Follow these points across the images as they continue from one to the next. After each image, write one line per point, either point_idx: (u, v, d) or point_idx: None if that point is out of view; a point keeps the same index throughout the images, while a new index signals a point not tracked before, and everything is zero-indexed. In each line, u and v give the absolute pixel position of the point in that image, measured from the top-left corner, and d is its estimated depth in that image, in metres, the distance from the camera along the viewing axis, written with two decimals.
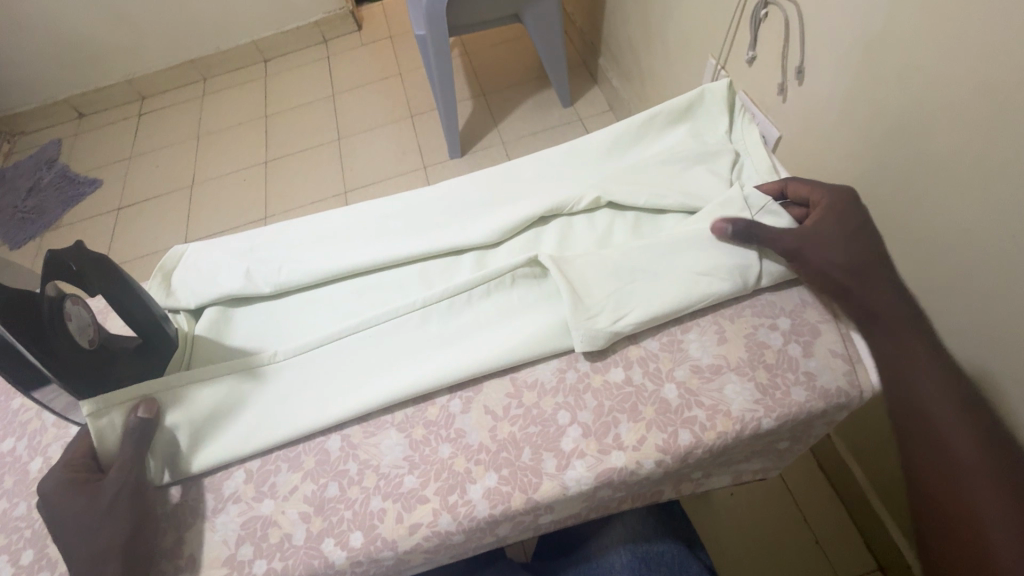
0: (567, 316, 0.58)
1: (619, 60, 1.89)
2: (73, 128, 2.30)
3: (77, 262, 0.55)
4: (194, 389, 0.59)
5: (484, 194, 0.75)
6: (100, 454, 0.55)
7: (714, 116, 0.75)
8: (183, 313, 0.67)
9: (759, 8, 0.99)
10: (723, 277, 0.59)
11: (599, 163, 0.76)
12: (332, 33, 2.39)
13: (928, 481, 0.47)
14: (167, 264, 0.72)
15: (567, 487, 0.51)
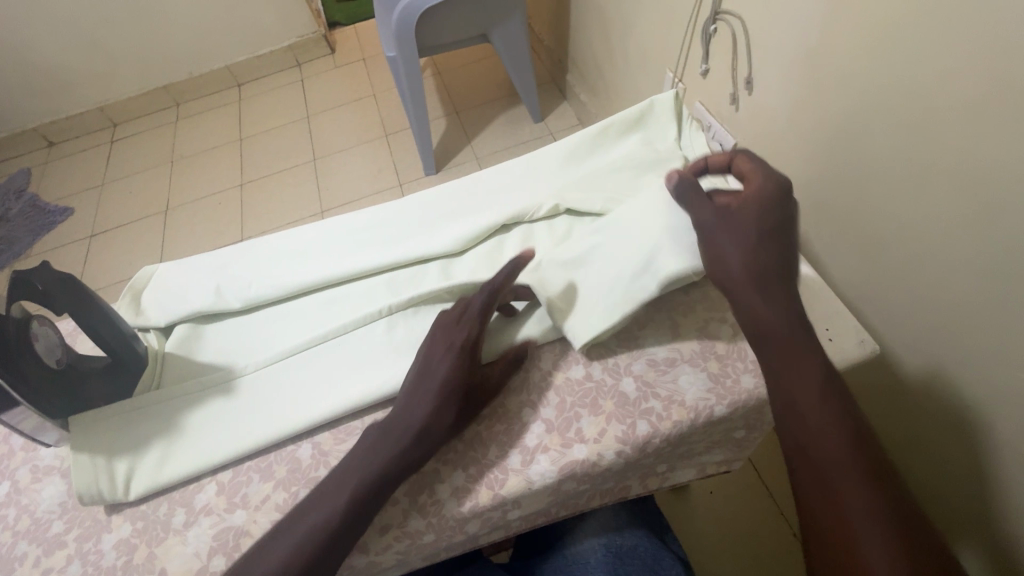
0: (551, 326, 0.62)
1: (585, 75, 1.96)
2: (43, 157, 2.28)
3: (43, 282, 0.55)
4: (170, 405, 0.61)
5: (448, 207, 0.77)
6: (78, 463, 0.56)
7: (663, 126, 0.79)
8: (153, 331, 0.68)
9: (708, 24, 1.05)
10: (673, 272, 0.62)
11: (558, 173, 0.79)
12: (306, 56, 2.42)
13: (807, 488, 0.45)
14: (138, 283, 0.73)
15: (532, 481, 0.53)
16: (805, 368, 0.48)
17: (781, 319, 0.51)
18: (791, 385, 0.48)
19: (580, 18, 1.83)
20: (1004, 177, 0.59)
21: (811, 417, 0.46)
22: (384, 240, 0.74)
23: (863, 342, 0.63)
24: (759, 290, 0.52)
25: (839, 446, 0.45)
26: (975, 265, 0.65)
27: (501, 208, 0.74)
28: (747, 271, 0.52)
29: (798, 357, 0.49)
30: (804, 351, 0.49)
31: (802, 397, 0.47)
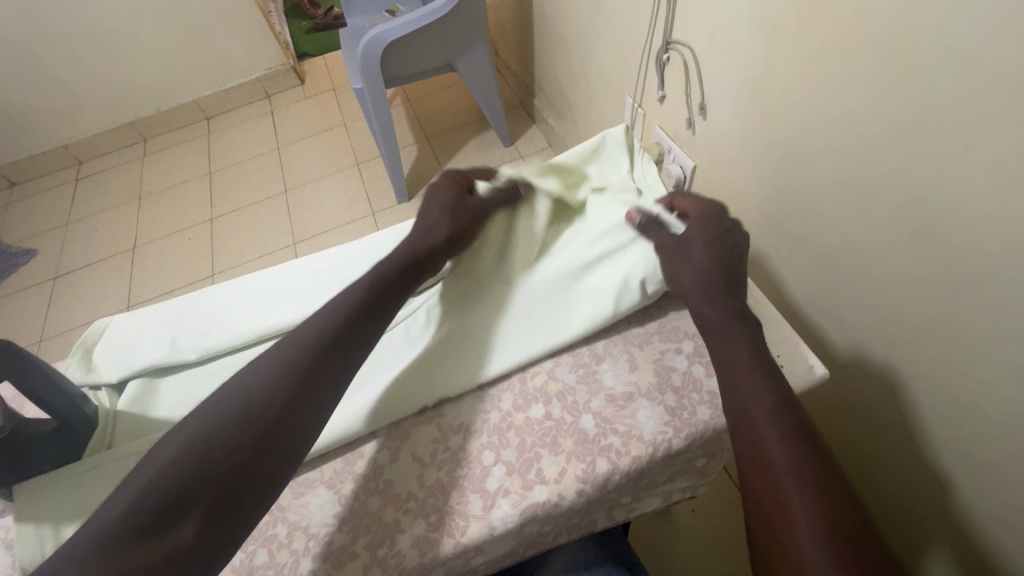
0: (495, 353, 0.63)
1: (552, 100, 2.00)
2: (5, 198, 2.23)
3: None
4: (119, 463, 0.59)
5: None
6: (23, 530, 0.54)
7: (615, 161, 0.81)
8: (104, 388, 0.67)
9: (662, 52, 1.09)
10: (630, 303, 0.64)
11: None
12: (275, 88, 2.42)
13: (744, 457, 0.47)
14: (88, 339, 0.71)
15: (493, 527, 0.52)
16: (751, 366, 0.51)
17: (728, 316, 0.56)
18: (738, 386, 0.50)
19: (544, 46, 1.87)
20: (937, 196, 0.62)
21: (755, 418, 0.48)
22: (341, 282, 0.74)
23: (812, 367, 0.64)
24: (704, 294, 0.58)
25: (778, 436, 0.46)
26: (918, 283, 0.67)
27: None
28: (697, 279, 0.59)
29: (729, 338, 0.54)
30: (737, 333, 0.54)
31: (748, 395, 0.49)
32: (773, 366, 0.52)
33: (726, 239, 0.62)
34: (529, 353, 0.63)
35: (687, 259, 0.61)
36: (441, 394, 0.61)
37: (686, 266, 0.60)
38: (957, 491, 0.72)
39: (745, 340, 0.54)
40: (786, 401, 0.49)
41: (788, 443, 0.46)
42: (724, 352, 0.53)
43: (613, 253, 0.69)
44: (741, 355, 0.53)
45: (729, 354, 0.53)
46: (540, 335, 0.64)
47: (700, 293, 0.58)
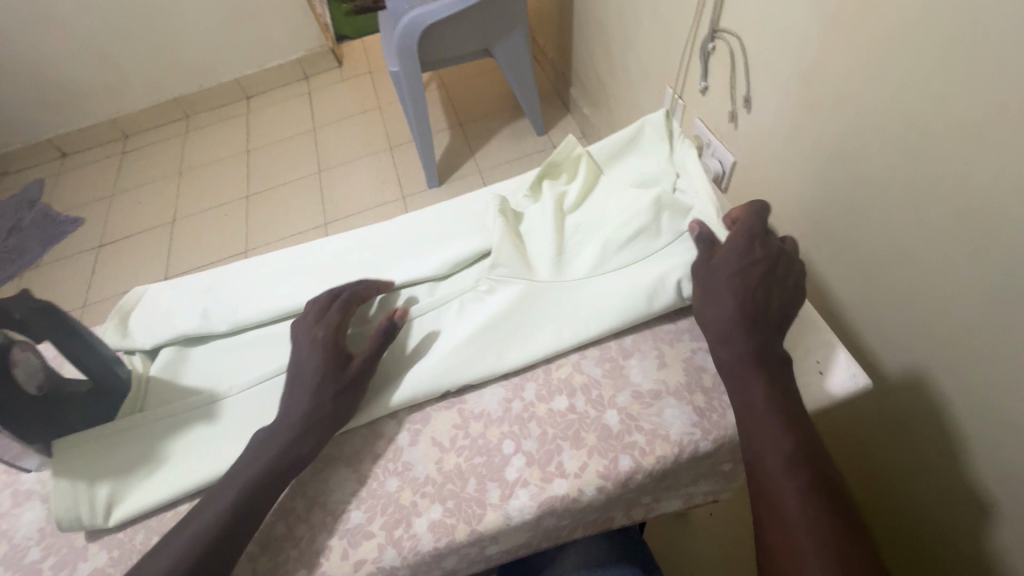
0: (517, 340, 0.62)
1: (589, 88, 1.96)
2: (56, 168, 2.32)
3: (22, 311, 0.55)
4: (152, 427, 0.61)
5: (434, 229, 0.76)
6: (58, 482, 0.56)
7: (654, 148, 0.77)
8: (138, 353, 0.68)
9: (707, 41, 1.05)
10: (664, 293, 0.62)
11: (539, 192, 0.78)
12: (313, 69, 2.45)
13: (761, 509, 0.46)
14: (125, 305, 0.73)
15: (510, 517, 0.51)
16: (768, 412, 0.48)
17: (746, 354, 0.51)
18: (755, 430, 0.48)
19: (583, 33, 1.83)
20: (998, 203, 0.57)
21: (770, 471, 0.46)
22: (368, 263, 0.73)
23: (855, 376, 0.61)
24: (724, 332, 0.53)
25: (794, 492, 0.45)
26: (973, 295, 0.63)
27: (478, 231, 0.73)
28: (724, 314, 0.54)
29: (745, 378, 0.51)
30: (754, 373, 0.51)
31: (769, 442, 0.47)
32: (794, 409, 0.49)
33: (765, 268, 0.56)
34: (556, 343, 0.61)
35: (723, 288, 0.55)
36: (464, 380, 0.60)
37: (723, 305, 0.55)
38: (1000, 518, 0.67)
39: (761, 379, 0.50)
40: (805, 448, 0.47)
41: (806, 499, 0.44)
42: (744, 395, 0.50)
43: (652, 243, 0.66)
44: (758, 400, 0.49)
45: (749, 398, 0.50)
46: (567, 325, 0.62)
47: (731, 330, 0.53)
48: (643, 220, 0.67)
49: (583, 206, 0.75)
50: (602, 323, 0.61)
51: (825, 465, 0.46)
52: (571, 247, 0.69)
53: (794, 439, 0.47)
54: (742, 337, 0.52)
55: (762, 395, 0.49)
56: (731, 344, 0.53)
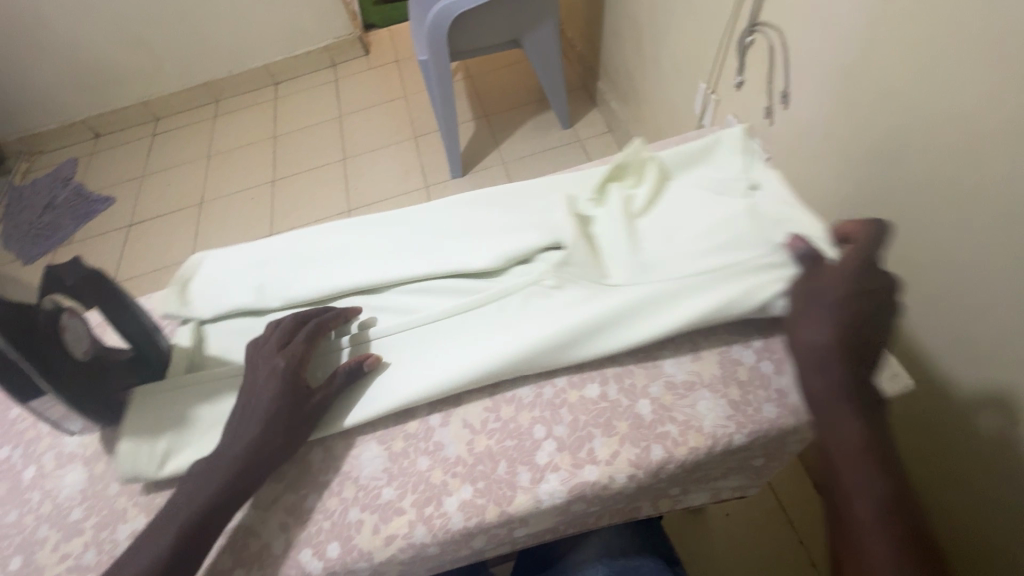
0: (582, 345, 0.57)
1: (617, 82, 1.94)
2: (89, 148, 2.38)
3: (73, 278, 0.56)
4: (208, 389, 0.62)
5: (490, 215, 0.70)
6: (127, 429, 0.59)
7: (733, 152, 0.70)
8: (196, 322, 0.68)
9: (745, 34, 1.03)
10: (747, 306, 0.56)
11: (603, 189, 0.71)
12: (340, 57, 2.47)
13: (845, 558, 0.43)
14: (186, 272, 0.73)
15: (540, 501, 0.52)
16: (861, 455, 0.44)
17: (839, 388, 0.47)
18: (845, 474, 0.44)
19: (613, 26, 1.81)
20: None
21: (861, 521, 0.42)
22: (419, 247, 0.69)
23: (896, 375, 0.58)
24: (816, 361, 0.48)
25: (887, 548, 0.41)
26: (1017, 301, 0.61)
27: (539, 222, 0.66)
28: (817, 342, 0.49)
29: (837, 415, 0.46)
30: (847, 410, 0.46)
31: (859, 487, 0.44)
32: (888, 454, 0.45)
33: (872, 297, 0.50)
34: (624, 349, 0.57)
35: (826, 312, 0.49)
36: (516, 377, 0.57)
37: (818, 332, 0.49)
38: None
39: (856, 417, 0.46)
40: (898, 498, 0.43)
41: (899, 553, 0.41)
42: (831, 432, 0.46)
43: (740, 253, 0.59)
44: (850, 441, 0.45)
45: (837, 435, 0.46)
46: (638, 332, 0.57)
47: (827, 361, 0.48)
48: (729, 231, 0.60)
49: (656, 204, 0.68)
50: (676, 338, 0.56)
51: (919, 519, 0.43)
52: (645, 251, 0.62)
53: (887, 486, 0.43)
54: (836, 370, 0.47)
55: (854, 436, 0.45)
56: (824, 375, 0.48)
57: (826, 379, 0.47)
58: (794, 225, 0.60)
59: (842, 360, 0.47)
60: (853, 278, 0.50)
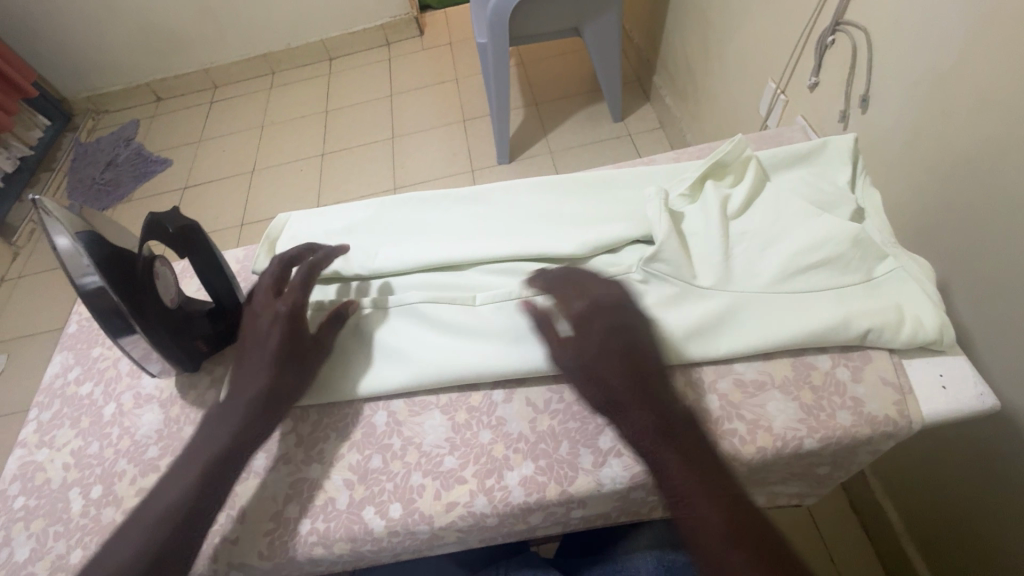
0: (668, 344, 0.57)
1: (674, 77, 1.90)
2: (152, 110, 2.47)
3: (174, 227, 0.57)
4: None
5: (582, 205, 0.71)
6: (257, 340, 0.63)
7: (833, 167, 0.68)
8: None
9: (826, 34, 0.98)
10: (843, 324, 0.55)
11: (698, 184, 0.69)
12: (395, 37, 2.49)
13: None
14: (273, 233, 0.75)
15: (601, 483, 0.52)
16: (695, 475, 0.45)
17: (651, 422, 0.49)
18: (682, 498, 0.45)
19: (678, 19, 1.76)
20: None
21: (712, 535, 0.42)
22: (508, 228, 0.70)
23: (982, 395, 0.53)
24: (621, 406, 0.51)
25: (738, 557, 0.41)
26: None
27: (634, 218, 0.67)
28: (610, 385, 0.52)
29: (658, 448, 0.48)
30: (663, 443, 0.48)
31: (700, 509, 0.43)
32: (706, 462, 0.47)
33: (622, 332, 0.55)
34: (710, 353, 0.57)
35: (601, 358, 0.53)
36: None
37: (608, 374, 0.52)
38: None
39: (673, 447, 0.48)
40: (734, 502, 0.44)
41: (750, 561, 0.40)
42: (659, 468, 0.47)
43: (839, 274, 0.59)
44: (678, 466, 0.46)
45: (661, 469, 0.47)
46: (726, 338, 0.57)
47: (623, 398, 0.51)
48: (830, 246, 0.59)
49: (751, 208, 0.66)
50: (765, 346, 0.57)
51: (758, 514, 0.44)
52: (738, 257, 0.62)
53: (721, 496, 0.44)
54: (642, 406, 0.50)
55: (679, 460, 0.47)
56: (626, 414, 0.51)
57: (631, 421, 0.50)
58: (896, 256, 0.60)
59: (640, 396, 0.51)
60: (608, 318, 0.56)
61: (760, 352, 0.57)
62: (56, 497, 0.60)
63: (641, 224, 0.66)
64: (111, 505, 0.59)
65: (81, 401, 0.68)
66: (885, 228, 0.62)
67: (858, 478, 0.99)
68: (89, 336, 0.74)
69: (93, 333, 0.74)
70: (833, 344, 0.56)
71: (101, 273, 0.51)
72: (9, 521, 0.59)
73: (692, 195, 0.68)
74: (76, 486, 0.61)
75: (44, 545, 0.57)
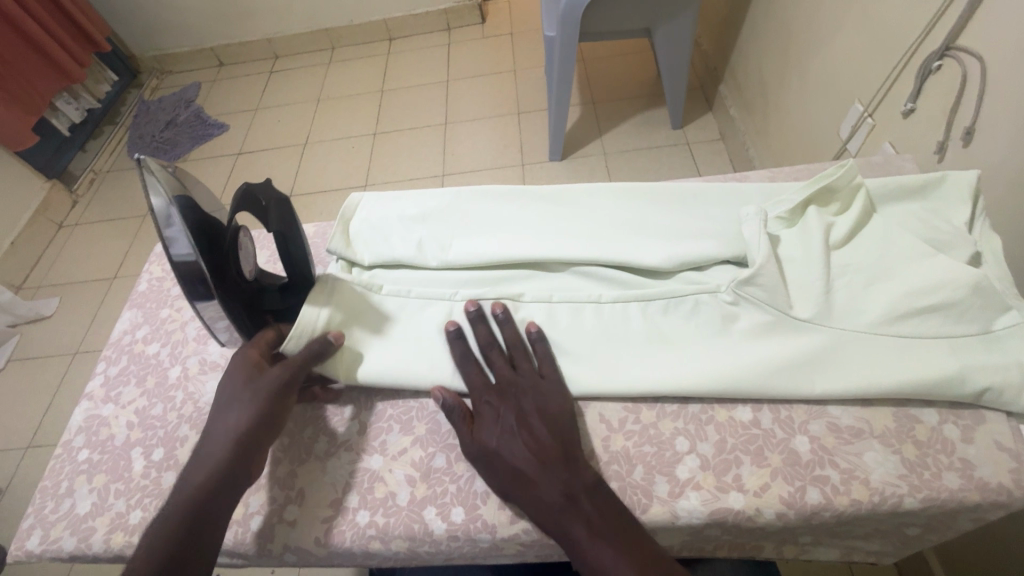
0: (757, 376, 0.54)
1: (743, 89, 1.82)
2: (213, 75, 2.51)
3: (266, 200, 0.58)
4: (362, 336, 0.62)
5: (670, 217, 0.68)
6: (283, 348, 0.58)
7: (950, 205, 0.63)
8: (349, 265, 0.70)
9: (933, 58, 0.90)
10: (954, 378, 0.51)
11: (797, 208, 0.64)
12: (457, 22, 2.47)
13: None
14: (346, 211, 0.74)
15: (677, 516, 0.49)
16: (609, 548, 0.44)
17: (554, 498, 0.47)
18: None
19: (754, 28, 1.69)
20: None
21: None
22: (590, 232, 0.67)
23: None
24: (526, 483, 0.48)
25: None
26: None
27: (727, 237, 0.64)
28: (514, 461, 0.49)
29: (566, 527, 0.46)
30: (569, 519, 0.46)
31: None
32: (613, 519, 0.46)
33: (527, 400, 0.53)
34: (803, 392, 0.53)
35: (506, 435, 0.51)
36: (677, 390, 0.55)
37: (510, 451, 0.50)
38: None
39: (580, 523, 0.46)
40: (641, 553, 0.44)
41: None
42: (567, 544, 0.46)
43: (953, 322, 0.54)
44: (590, 543, 0.45)
45: (572, 540, 0.46)
46: (821, 378, 0.53)
47: (528, 474, 0.49)
48: (947, 290, 0.54)
49: (856, 239, 0.62)
50: (865, 391, 0.52)
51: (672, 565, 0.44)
52: (840, 291, 0.58)
53: (629, 553, 0.44)
54: (543, 482, 0.48)
55: (589, 535, 0.45)
56: (531, 488, 0.48)
57: (536, 498, 0.47)
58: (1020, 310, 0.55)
59: (543, 471, 0.48)
60: (517, 387, 0.55)
61: (859, 396, 0.53)
62: (118, 455, 0.61)
63: (734, 244, 0.62)
64: (170, 470, 0.59)
65: (147, 360, 0.68)
66: (1008, 278, 0.57)
67: (915, 555, 0.90)
68: (157, 297, 0.74)
69: (162, 294, 0.75)
70: (942, 397, 0.52)
71: (193, 240, 0.51)
72: (72, 472, 0.60)
73: (790, 219, 0.64)
74: (138, 446, 0.61)
75: (106, 501, 0.57)
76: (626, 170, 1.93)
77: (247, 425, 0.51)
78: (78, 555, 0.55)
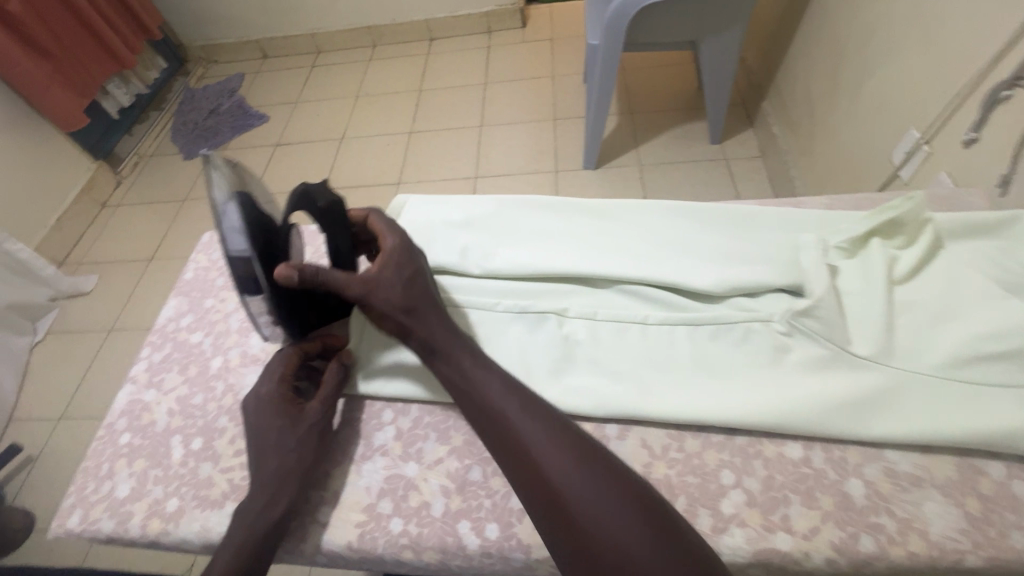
0: (810, 413, 0.52)
1: (788, 106, 1.78)
2: (257, 66, 2.57)
3: (321, 200, 0.57)
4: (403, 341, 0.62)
5: (721, 239, 0.66)
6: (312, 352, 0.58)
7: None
8: None
9: (1002, 87, 0.85)
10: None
11: (858, 238, 0.62)
12: (498, 26, 2.47)
13: None
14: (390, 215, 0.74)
15: (719, 552, 0.48)
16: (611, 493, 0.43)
17: (536, 429, 0.47)
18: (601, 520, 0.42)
19: (803, 45, 1.64)
20: None
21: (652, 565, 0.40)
22: (637, 249, 0.66)
23: None
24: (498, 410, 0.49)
25: None
26: None
27: (782, 264, 0.61)
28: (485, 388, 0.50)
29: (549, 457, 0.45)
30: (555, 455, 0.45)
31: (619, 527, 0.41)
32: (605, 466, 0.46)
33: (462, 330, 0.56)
34: (858, 433, 0.51)
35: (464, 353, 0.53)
36: (723, 421, 0.53)
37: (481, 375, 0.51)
38: None
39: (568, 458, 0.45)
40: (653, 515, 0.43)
41: None
42: (550, 478, 0.44)
43: None
44: (584, 485, 0.44)
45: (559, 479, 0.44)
46: (877, 420, 0.51)
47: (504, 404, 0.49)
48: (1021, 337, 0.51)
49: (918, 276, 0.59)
50: (925, 437, 0.50)
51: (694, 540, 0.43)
52: (900, 330, 0.55)
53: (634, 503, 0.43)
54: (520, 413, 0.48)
55: (584, 478, 0.44)
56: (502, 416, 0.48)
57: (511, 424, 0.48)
58: None
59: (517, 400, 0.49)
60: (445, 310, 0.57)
61: (920, 443, 0.50)
62: (158, 441, 0.61)
63: (790, 272, 0.60)
64: (208, 460, 0.59)
65: (190, 348, 0.69)
66: None
67: None
68: (202, 286, 0.76)
69: (207, 284, 0.76)
70: (1009, 451, 0.49)
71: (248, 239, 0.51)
72: (113, 455, 0.61)
73: (850, 249, 0.61)
74: (178, 434, 0.62)
75: (144, 486, 0.58)
76: (661, 182, 1.91)
77: (298, 462, 0.51)
78: (115, 537, 0.56)
